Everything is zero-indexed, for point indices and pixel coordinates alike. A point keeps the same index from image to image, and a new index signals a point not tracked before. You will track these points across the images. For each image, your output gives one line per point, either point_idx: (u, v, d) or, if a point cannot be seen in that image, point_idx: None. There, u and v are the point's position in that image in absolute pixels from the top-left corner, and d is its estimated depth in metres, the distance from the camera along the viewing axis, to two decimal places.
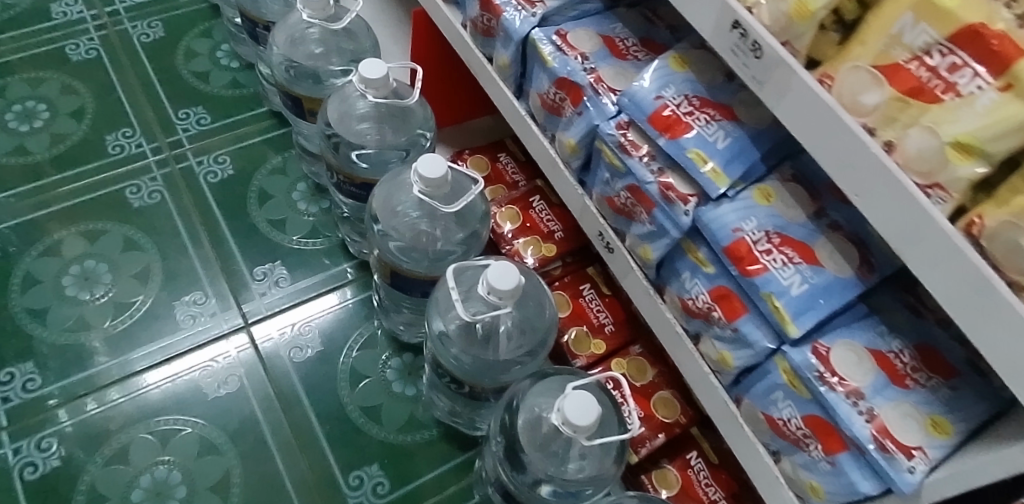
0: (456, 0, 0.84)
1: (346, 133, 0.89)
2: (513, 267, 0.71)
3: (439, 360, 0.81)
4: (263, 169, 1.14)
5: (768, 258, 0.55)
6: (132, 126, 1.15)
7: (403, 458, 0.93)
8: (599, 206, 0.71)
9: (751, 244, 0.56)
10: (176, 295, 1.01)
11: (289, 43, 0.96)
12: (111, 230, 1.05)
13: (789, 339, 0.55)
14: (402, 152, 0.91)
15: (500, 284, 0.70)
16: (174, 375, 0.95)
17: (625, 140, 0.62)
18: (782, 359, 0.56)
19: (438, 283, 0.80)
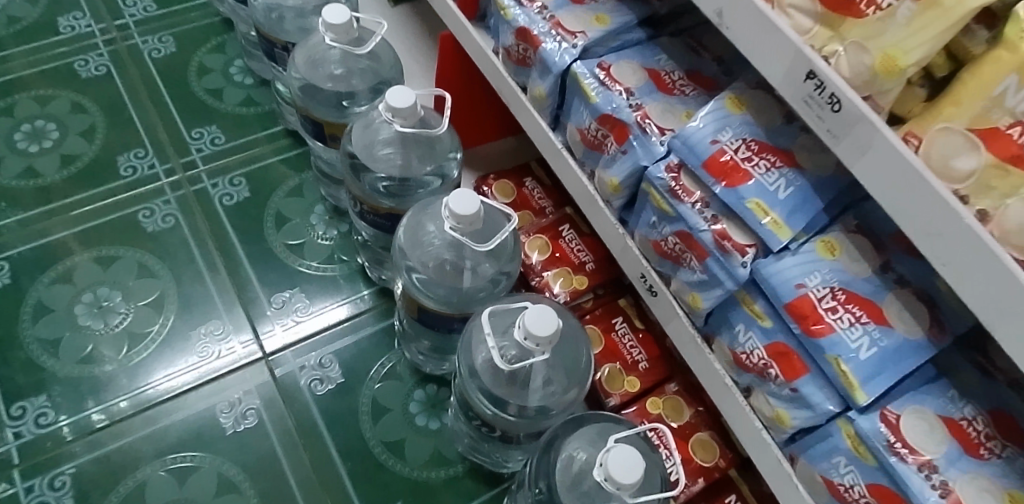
0: (488, 26, 0.81)
1: (371, 162, 0.85)
2: (550, 309, 0.68)
3: (471, 404, 0.78)
4: (279, 191, 1.10)
5: (834, 317, 0.52)
6: (145, 146, 1.12)
7: (428, 496, 0.90)
8: (641, 247, 0.67)
9: (816, 302, 0.52)
10: (192, 324, 0.98)
11: (308, 65, 0.93)
12: (125, 255, 1.02)
13: (856, 406, 0.51)
14: (428, 181, 0.88)
15: (537, 328, 0.66)
16: (190, 408, 0.92)
17: (676, 185, 0.59)
18: (846, 423, 0.52)
19: (472, 322, 0.78)
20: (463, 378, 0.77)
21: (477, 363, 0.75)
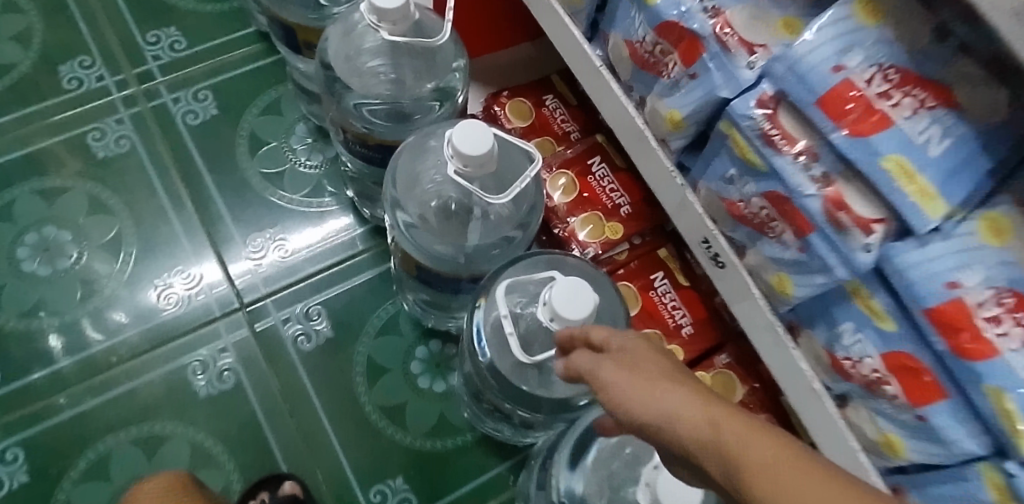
0: None
1: (354, 77, 0.67)
2: (587, 286, 0.52)
3: (483, 392, 0.72)
4: (253, 109, 0.92)
5: (998, 332, 0.35)
6: (91, 52, 0.93)
7: (432, 470, 0.79)
8: (707, 206, 0.50)
9: (973, 308, 0.36)
10: (155, 270, 0.84)
11: None
12: (73, 187, 0.86)
13: (1018, 458, 0.36)
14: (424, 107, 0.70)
15: (566, 312, 0.50)
16: (158, 369, 0.79)
17: (771, 130, 0.42)
18: (991, 470, 0.38)
19: (484, 286, 0.63)
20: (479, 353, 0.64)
21: (491, 342, 0.60)
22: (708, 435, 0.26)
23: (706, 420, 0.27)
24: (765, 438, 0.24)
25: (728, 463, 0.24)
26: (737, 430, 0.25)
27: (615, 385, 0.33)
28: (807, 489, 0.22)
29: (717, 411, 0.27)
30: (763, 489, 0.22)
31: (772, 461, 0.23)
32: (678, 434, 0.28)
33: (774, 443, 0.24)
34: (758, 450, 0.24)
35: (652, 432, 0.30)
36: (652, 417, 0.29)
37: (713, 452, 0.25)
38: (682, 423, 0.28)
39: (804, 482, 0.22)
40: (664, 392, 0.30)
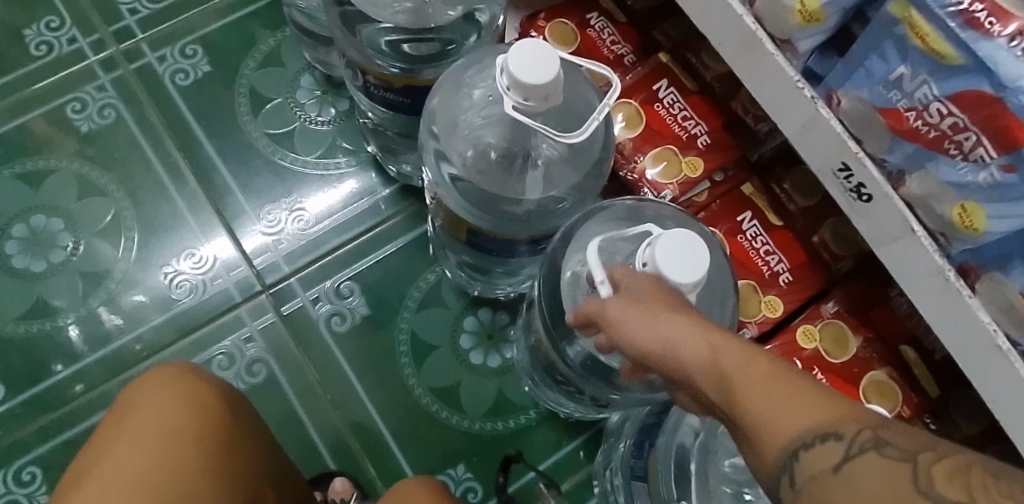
0: None
1: (367, 6, 0.54)
2: (696, 238, 0.41)
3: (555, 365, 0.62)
4: (251, 61, 0.80)
5: None
6: (58, 11, 0.81)
7: (497, 455, 0.70)
8: (851, 122, 0.39)
9: None
10: (161, 256, 0.74)
11: None
12: (58, 169, 0.76)
13: None
14: (451, 44, 0.59)
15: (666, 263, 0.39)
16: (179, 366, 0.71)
17: (974, 6, 0.30)
18: None
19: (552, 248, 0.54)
20: (553, 324, 0.55)
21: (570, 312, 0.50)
22: (704, 357, 0.25)
23: (704, 341, 0.25)
24: (755, 355, 0.23)
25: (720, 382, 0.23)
26: (734, 350, 0.24)
27: (616, 317, 0.31)
28: (797, 400, 0.21)
29: (715, 336, 0.26)
30: (751, 402, 0.22)
31: (761, 373, 0.22)
32: (671, 357, 0.27)
33: (762, 357, 0.23)
34: (748, 362, 0.23)
35: (645, 357, 0.28)
36: (647, 343, 0.28)
37: (706, 370, 0.24)
38: (676, 345, 0.26)
39: (792, 391, 0.21)
40: (663, 320, 0.29)
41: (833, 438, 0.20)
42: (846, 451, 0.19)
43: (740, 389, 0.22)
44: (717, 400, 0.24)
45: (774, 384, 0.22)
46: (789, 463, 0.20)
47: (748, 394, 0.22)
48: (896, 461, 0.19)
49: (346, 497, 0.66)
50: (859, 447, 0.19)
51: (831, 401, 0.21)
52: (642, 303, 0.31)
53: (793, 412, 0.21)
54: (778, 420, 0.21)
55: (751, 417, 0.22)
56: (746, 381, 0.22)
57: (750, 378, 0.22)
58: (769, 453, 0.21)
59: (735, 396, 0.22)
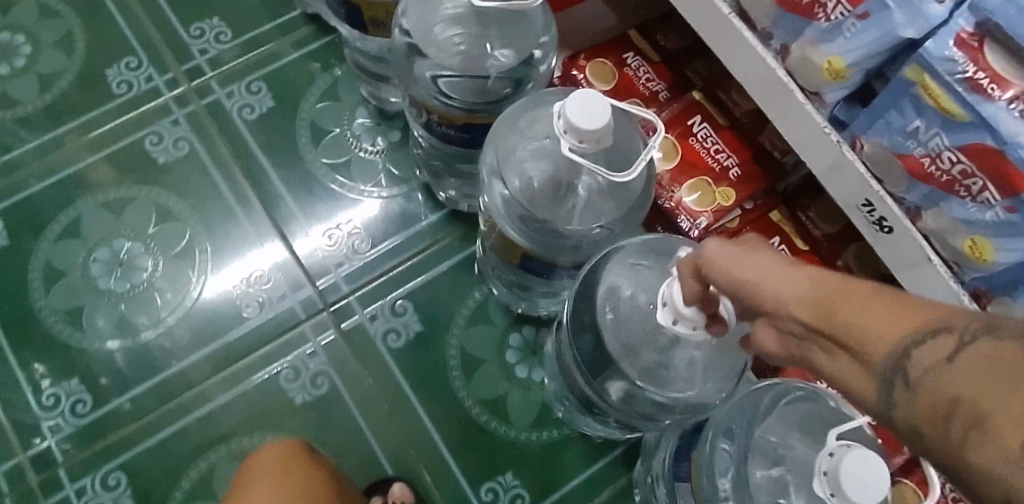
0: None
1: (429, 47, 0.62)
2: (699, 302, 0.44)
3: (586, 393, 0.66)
4: (310, 95, 0.87)
5: None
6: (135, 52, 0.88)
7: (541, 464, 0.76)
8: (873, 163, 0.44)
9: None
10: (231, 276, 0.80)
11: None
12: (139, 197, 0.83)
13: None
14: (512, 83, 0.65)
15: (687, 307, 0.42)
16: (246, 382, 0.77)
17: (977, 74, 0.36)
18: None
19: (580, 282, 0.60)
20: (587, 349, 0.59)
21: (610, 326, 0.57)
22: (802, 287, 0.29)
23: (800, 277, 0.30)
24: (850, 282, 0.28)
25: (822, 308, 0.28)
26: (831, 281, 0.29)
27: (706, 261, 0.35)
28: (902, 313, 0.26)
29: (810, 270, 0.30)
30: (858, 322, 0.26)
31: (862, 297, 0.27)
32: (769, 293, 0.31)
33: (856, 284, 0.28)
34: (845, 290, 0.27)
35: (735, 291, 0.33)
36: (739, 278, 0.33)
37: (802, 296, 0.29)
38: (773, 284, 0.31)
39: (890, 308, 0.26)
40: (750, 256, 0.33)
41: (940, 334, 0.24)
42: (955, 344, 0.24)
43: (842, 311, 0.27)
44: (816, 326, 0.28)
45: (874, 305, 0.26)
46: (898, 363, 0.25)
47: (854, 315, 0.26)
48: (1000, 341, 0.23)
49: (405, 500, 0.71)
50: (968, 337, 0.24)
51: (930, 307, 0.26)
52: (733, 244, 0.35)
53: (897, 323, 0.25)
54: (887, 333, 0.25)
55: (859, 333, 0.26)
56: (850, 301, 0.27)
57: (853, 298, 0.27)
58: (877, 360, 0.25)
59: (839, 316, 0.27)
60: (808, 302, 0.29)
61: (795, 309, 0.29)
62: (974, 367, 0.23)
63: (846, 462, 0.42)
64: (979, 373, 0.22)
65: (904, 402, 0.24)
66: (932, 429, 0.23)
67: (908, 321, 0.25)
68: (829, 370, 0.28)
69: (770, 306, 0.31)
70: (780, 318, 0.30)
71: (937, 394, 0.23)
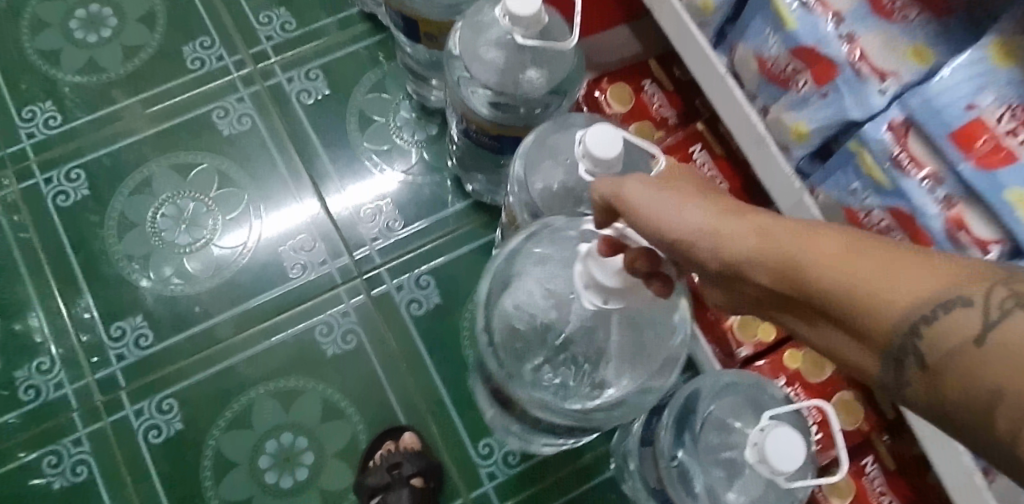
0: None
1: (474, 62, 0.71)
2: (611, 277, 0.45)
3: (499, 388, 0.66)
4: (361, 86, 0.98)
5: None
6: (209, 33, 0.99)
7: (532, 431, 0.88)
8: (826, 211, 0.55)
9: None
10: (280, 241, 0.92)
11: None
12: (204, 164, 0.94)
13: None
14: (560, 99, 0.77)
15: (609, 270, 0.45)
16: (269, 339, 0.89)
17: (900, 154, 0.47)
18: None
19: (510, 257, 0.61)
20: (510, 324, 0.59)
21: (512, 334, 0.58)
22: (770, 249, 0.34)
23: (764, 235, 0.35)
24: (825, 242, 0.32)
25: (804, 275, 0.32)
26: (798, 239, 0.33)
27: (659, 217, 0.39)
28: (897, 284, 0.30)
29: (767, 224, 0.35)
30: (854, 291, 0.30)
31: (844, 261, 0.31)
32: (740, 252, 0.36)
33: (830, 242, 0.32)
34: (825, 253, 0.32)
35: (701, 248, 0.38)
36: (705, 236, 0.37)
37: (781, 260, 0.33)
38: (743, 246, 0.35)
39: (875, 268, 0.30)
40: (706, 215, 0.38)
41: (955, 307, 0.28)
42: (981, 324, 0.27)
43: (827, 280, 0.31)
44: (802, 291, 0.33)
45: (859, 267, 0.30)
46: (912, 338, 0.29)
47: (837, 283, 0.31)
48: None
49: (414, 447, 0.85)
50: (994, 312, 0.27)
51: (931, 269, 0.30)
52: (660, 189, 0.40)
53: (892, 290, 0.30)
54: (887, 303, 0.30)
55: (855, 301, 0.30)
56: (832, 268, 0.31)
57: (831, 268, 0.31)
58: (885, 335, 0.30)
59: (829, 288, 0.31)
60: (783, 264, 0.33)
61: (776, 271, 0.34)
62: (1000, 348, 0.26)
63: (770, 437, 0.55)
64: (1006, 352, 0.26)
65: (924, 377, 0.30)
66: (956, 405, 0.28)
67: (907, 291, 0.29)
68: (832, 333, 0.33)
69: (741, 265, 0.36)
70: (760, 277, 0.35)
71: (961, 368, 0.28)
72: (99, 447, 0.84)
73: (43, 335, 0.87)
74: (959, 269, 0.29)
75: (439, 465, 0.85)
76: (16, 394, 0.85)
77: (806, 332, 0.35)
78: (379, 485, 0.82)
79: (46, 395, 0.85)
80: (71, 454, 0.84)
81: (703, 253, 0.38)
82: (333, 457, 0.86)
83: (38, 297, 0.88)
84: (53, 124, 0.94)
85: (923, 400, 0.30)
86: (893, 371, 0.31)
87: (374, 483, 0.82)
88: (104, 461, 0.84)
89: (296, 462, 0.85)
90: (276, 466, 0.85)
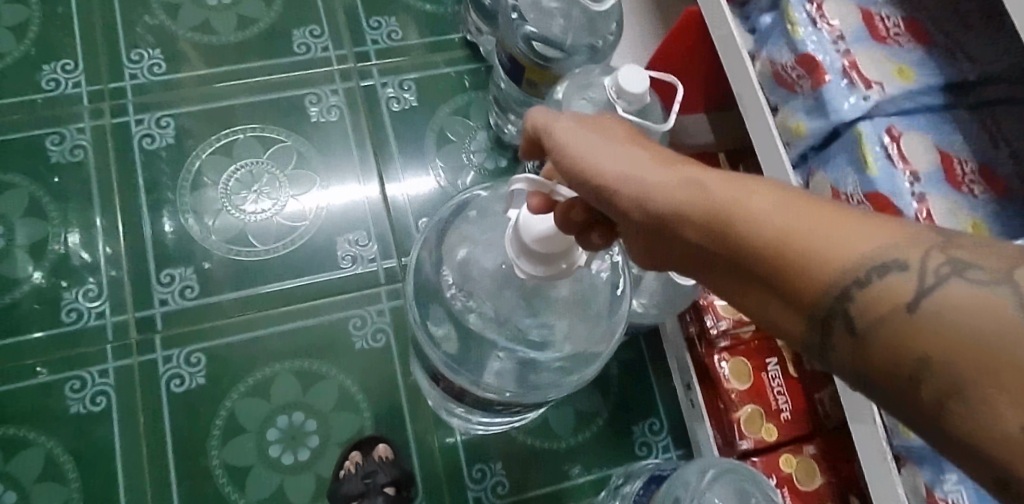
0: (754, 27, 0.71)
1: None
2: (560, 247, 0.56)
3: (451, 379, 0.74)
4: (446, 106, 1.05)
5: None
6: (321, 24, 1.05)
7: (500, 437, 0.93)
8: None
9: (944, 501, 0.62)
10: (337, 230, 0.97)
11: (530, 7, 0.83)
12: (287, 142, 1.00)
13: None
14: None
15: (535, 236, 0.56)
16: (309, 319, 0.93)
17: None
18: None
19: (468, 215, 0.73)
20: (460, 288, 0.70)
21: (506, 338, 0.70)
22: (703, 201, 0.36)
23: (698, 189, 0.36)
24: (757, 196, 0.33)
25: (734, 226, 0.33)
26: (728, 191, 0.35)
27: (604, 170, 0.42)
28: (826, 239, 0.30)
29: (696, 177, 0.37)
30: (783, 241, 0.31)
31: (773, 215, 0.32)
32: (674, 203, 0.37)
33: (761, 196, 0.33)
34: (755, 207, 0.33)
35: (640, 200, 0.39)
36: (645, 188, 0.39)
37: (713, 211, 0.35)
38: (677, 197, 0.37)
39: (807, 222, 0.31)
40: (647, 170, 0.40)
41: (889, 272, 0.29)
42: (916, 289, 0.27)
43: (759, 231, 0.32)
44: (728, 243, 0.34)
45: (791, 220, 0.31)
46: (841, 303, 0.29)
47: (768, 235, 0.32)
48: (968, 284, 0.26)
49: (386, 457, 0.88)
50: (931, 278, 0.27)
51: (860, 229, 0.30)
52: (609, 145, 0.43)
53: (820, 245, 0.30)
54: (819, 260, 0.30)
55: (782, 254, 0.31)
56: (761, 221, 0.32)
57: (757, 217, 0.33)
58: (814, 296, 0.30)
59: (761, 242, 0.32)
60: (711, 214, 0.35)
61: (708, 224, 0.35)
62: (937, 311, 0.26)
63: None
64: (941, 315, 0.26)
65: (850, 344, 0.29)
66: (880, 372, 0.28)
67: (835, 248, 0.30)
68: (754, 297, 0.33)
69: (676, 218, 0.37)
70: (691, 231, 0.36)
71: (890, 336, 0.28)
72: (122, 383, 0.87)
73: (97, 264, 0.91)
74: (888, 229, 0.30)
75: (413, 474, 0.89)
76: (58, 315, 0.89)
77: (724, 287, 0.36)
78: (354, 492, 0.86)
79: (86, 321, 0.89)
80: (94, 383, 0.87)
81: (634, 202, 0.39)
82: (336, 446, 0.89)
83: (103, 227, 0.93)
84: (158, 71, 1.00)
85: (845, 368, 0.30)
86: (819, 337, 0.31)
87: (350, 491, 0.86)
88: (124, 397, 0.87)
89: (301, 442, 0.89)
90: (282, 442, 0.88)
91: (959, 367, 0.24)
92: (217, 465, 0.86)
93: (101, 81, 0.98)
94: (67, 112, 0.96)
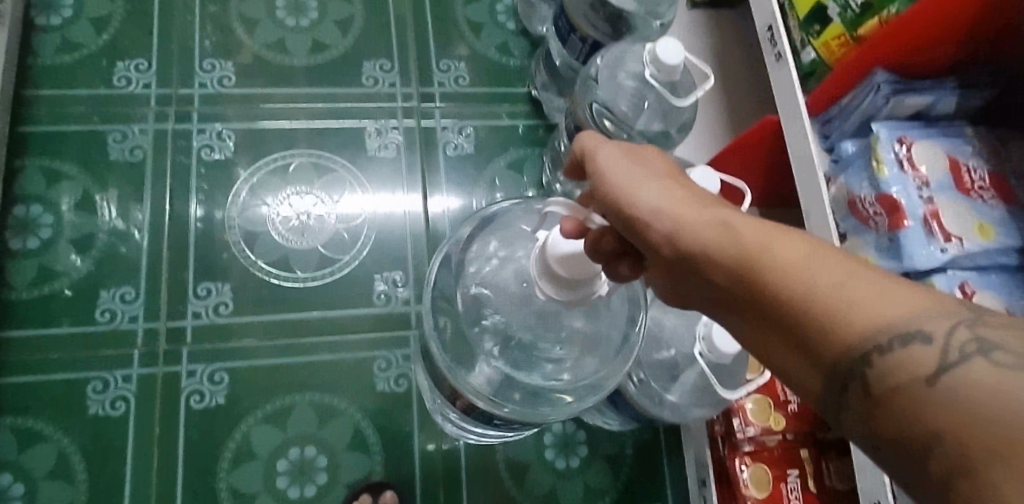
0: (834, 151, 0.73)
1: None
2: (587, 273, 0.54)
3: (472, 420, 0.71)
4: (502, 159, 1.04)
5: None
6: (392, 59, 1.06)
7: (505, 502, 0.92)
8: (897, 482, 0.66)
9: None
10: (377, 267, 0.97)
11: (607, 84, 0.83)
12: (340, 172, 1.00)
13: None
14: None
15: (562, 250, 0.53)
16: (337, 353, 0.93)
17: None
18: None
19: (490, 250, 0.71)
20: (475, 343, 0.68)
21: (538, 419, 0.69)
22: (739, 247, 0.38)
23: (733, 234, 0.38)
24: (792, 250, 0.35)
25: (767, 276, 0.35)
26: (762, 240, 0.37)
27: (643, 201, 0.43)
28: (854, 301, 0.32)
29: (733, 222, 0.39)
30: (811, 298, 0.33)
31: (805, 271, 0.34)
32: (710, 244, 0.39)
33: (796, 249, 0.35)
34: (788, 261, 0.35)
35: (675, 236, 0.41)
36: (682, 226, 0.41)
37: (746, 258, 0.37)
38: (713, 239, 0.39)
39: (837, 283, 0.33)
40: (686, 209, 0.42)
41: (912, 342, 0.31)
42: (939, 364, 0.30)
43: (788, 284, 0.34)
44: (756, 289, 0.36)
45: (822, 278, 0.33)
46: (862, 366, 0.32)
47: (797, 291, 0.34)
48: (991, 365, 0.29)
49: None
50: (954, 354, 0.30)
51: (889, 297, 0.32)
52: (650, 179, 0.44)
53: (846, 306, 0.32)
54: (845, 321, 0.32)
55: (807, 308, 0.33)
56: (791, 274, 0.34)
57: (791, 270, 0.34)
58: (835, 354, 0.33)
59: (790, 297, 0.34)
60: (742, 259, 0.37)
61: (739, 269, 0.37)
62: (951, 386, 0.28)
63: None
64: (957, 391, 0.28)
65: (863, 403, 0.32)
66: (889, 431, 0.30)
67: (865, 312, 0.32)
68: (776, 345, 0.36)
69: (710, 259, 0.39)
70: (723, 273, 0.38)
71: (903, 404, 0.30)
72: (143, 390, 0.87)
73: (138, 267, 0.91)
74: (916, 300, 0.32)
75: None
76: (92, 313, 0.89)
77: (746, 330, 0.38)
78: None
79: (118, 323, 0.89)
80: (116, 387, 0.87)
81: (671, 239, 0.41)
82: (343, 486, 0.88)
83: (150, 231, 0.93)
84: (227, 83, 1.01)
85: (857, 424, 0.33)
86: (836, 390, 0.33)
87: None
88: (143, 406, 0.87)
89: (309, 477, 0.88)
90: (291, 475, 0.87)
91: (969, 444, 0.26)
92: (223, 488, 0.85)
93: (171, 85, 0.99)
94: (133, 111, 0.97)
